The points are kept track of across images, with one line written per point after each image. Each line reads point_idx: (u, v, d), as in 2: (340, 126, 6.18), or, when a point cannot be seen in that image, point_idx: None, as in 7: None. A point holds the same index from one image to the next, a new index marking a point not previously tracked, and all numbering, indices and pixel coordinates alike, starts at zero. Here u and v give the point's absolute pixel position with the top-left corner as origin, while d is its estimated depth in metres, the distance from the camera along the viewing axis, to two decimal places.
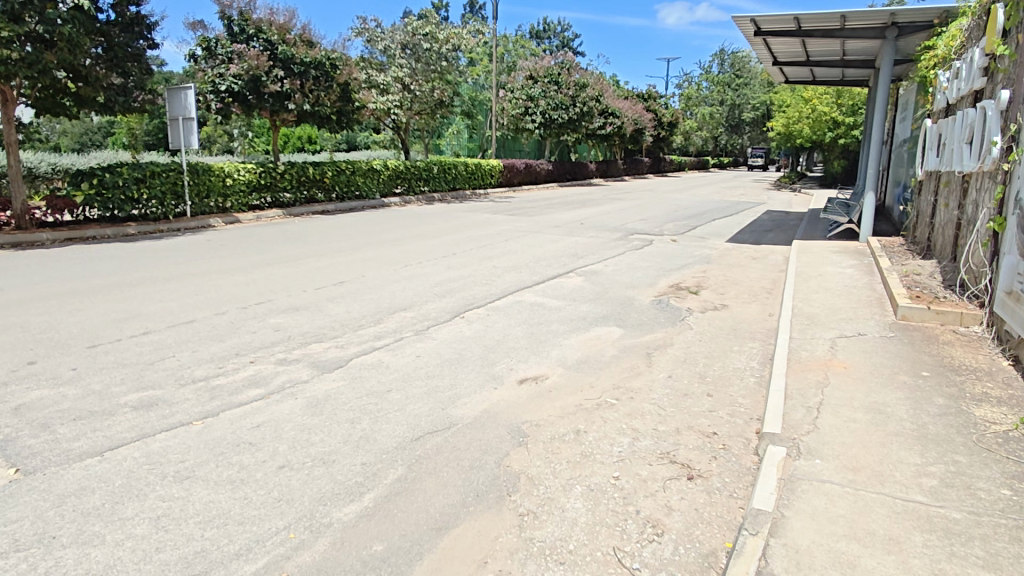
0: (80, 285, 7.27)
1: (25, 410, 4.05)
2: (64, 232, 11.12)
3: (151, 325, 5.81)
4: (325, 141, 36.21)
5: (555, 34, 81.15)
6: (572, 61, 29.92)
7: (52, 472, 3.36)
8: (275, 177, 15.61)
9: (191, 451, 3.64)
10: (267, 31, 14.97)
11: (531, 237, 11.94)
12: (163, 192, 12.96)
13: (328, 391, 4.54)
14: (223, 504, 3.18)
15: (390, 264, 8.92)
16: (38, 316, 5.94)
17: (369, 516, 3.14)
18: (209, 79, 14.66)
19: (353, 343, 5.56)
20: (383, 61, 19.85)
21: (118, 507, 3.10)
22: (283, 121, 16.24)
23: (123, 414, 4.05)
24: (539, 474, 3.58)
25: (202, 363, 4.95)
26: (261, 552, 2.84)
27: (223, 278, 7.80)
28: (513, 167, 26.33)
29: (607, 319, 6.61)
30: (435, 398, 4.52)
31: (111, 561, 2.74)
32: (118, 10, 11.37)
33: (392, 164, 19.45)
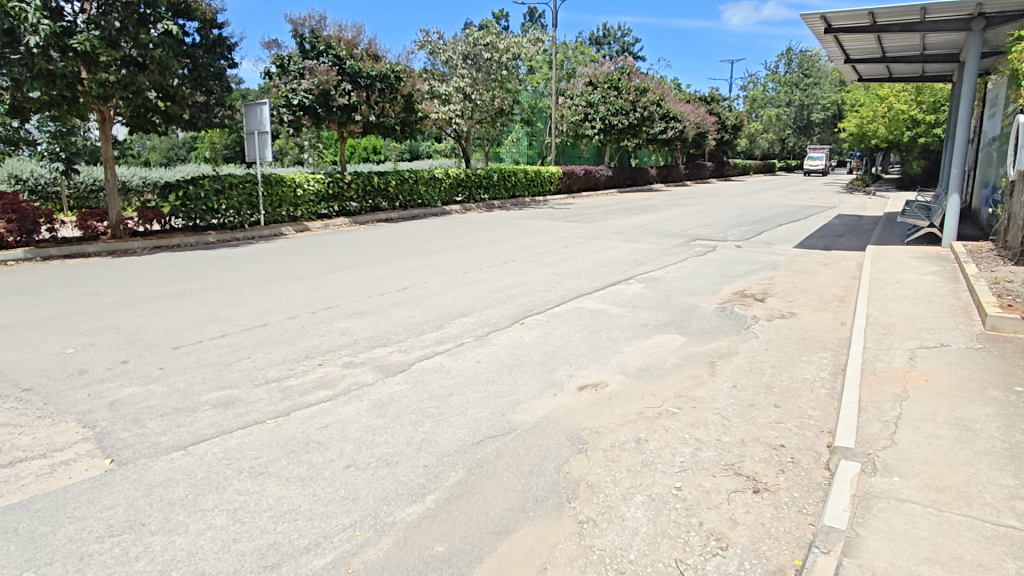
0: (166, 290, 7.77)
1: (119, 405, 4.36)
2: (153, 240, 11.90)
3: (229, 328, 6.15)
4: (389, 151, 37.32)
5: (615, 39, 80.61)
6: (633, 66, 29.60)
7: (142, 464, 3.62)
8: (342, 186, 16.22)
9: (265, 448, 3.83)
10: (336, 46, 15.58)
11: (591, 243, 11.89)
12: (240, 202, 13.72)
13: (392, 394, 4.67)
14: (294, 500, 3.32)
15: (451, 270, 9.10)
16: (130, 319, 6.40)
17: (431, 517, 3.21)
18: (282, 94, 15.27)
19: (416, 347, 5.69)
20: (445, 72, 20.25)
21: (199, 499, 3.30)
22: (350, 132, 16.86)
23: (204, 411, 4.30)
24: (599, 482, 3.56)
25: (275, 364, 5.20)
26: (329, 548, 2.96)
27: (294, 284, 8.15)
28: (572, 173, 26.28)
29: (669, 327, 6.50)
30: (494, 403, 4.58)
31: (194, 549, 2.91)
32: (202, 33, 12.13)
33: (453, 172, 19.85)
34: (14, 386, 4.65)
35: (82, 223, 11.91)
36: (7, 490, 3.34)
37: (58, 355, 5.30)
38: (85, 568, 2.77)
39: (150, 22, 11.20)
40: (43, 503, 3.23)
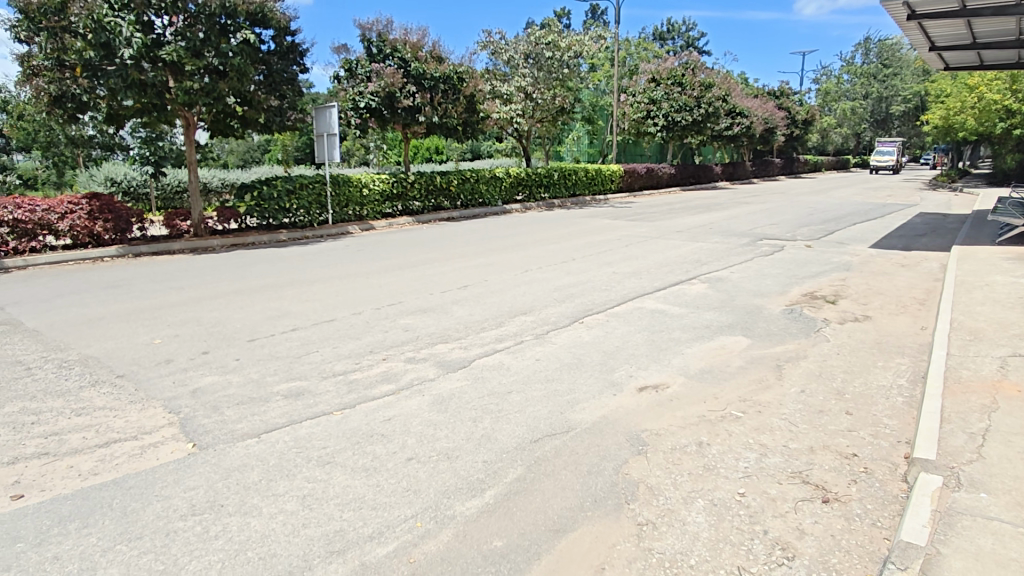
0: (240, 285, 8.19)
1: (200, 393, 4.64)
2: (230, 239, 12.56)
3: (299, 322, 6.42)
4: (451, 151, 37.82)
5: (680, 34, 78.71)
6: (698, 61, 28.83)
7: (220, 448, 3.84)
8: (406, 186, 16.61)
9: (332, 439, 3.99)
10: (401, 50, 15.93)
11: (653, 242, 11.70)
12: (309, 202, 14.30)
13: (452, 390, 4.76)
14: (359, 490, 3.45)
15: (511, 269, 9.16)
16: (210, 312, 6.79)
17: (490, 512, 3.26)
18: (350, 98, 15.78)
19: (476, 344, 5.78)
20: (507, 72, 20.37)
21: (271, 484, 3.47)
22: (413, 133, 17.23)
23: (276, 401, 4.52)
24: (659, 484, 3.51)
25: (341, 358, 5.39)
26: (392, 537, 3.05)
27: (360, 281, 8.41)
28: (634, 171, 25.91)
29: (733, 328, 6.32)
30: (554, 401, 4.59)
31: (266, 531, 3.07)
32: (277, 41, 12.68)
33: (514, 171, 19.96)
34: (109, 372, 5.03)
35: (168, 222, 12.67)
36: (105, 467, 3.62)
37: (147, 345, 5.69)
38: (170, 544, 2.97)
39: (230, 32, 11.79)
40: (134, 481, 3.49)
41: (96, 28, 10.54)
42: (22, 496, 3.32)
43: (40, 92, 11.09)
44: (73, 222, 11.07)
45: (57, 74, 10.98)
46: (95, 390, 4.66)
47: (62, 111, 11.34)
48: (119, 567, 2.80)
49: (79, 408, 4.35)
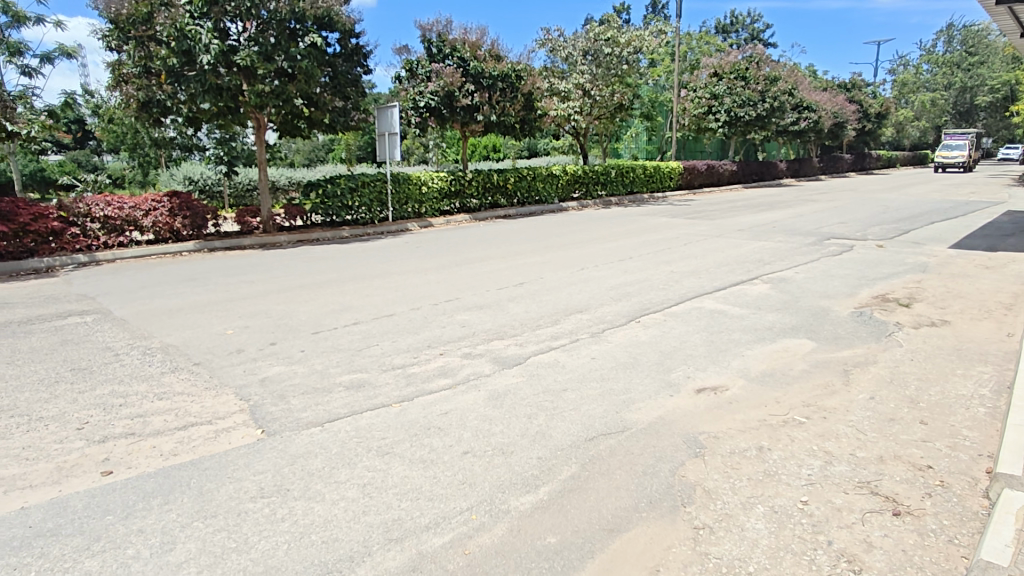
0: (305, 280, 8.51)
1: (269, 382, 4.87)
2: (297, 235, 13.06)
3: (361, 316, 6.62)
4: (508, 148, 37.97)
5: (744, 26, 76.25)
6: (763, 54, 27.82)
7: (287, 435, 4.02)
8: (464, 184, 16.82)
9: (391, 430, 4.10)
10: (461, 49, 16.12)
11: (713, 241, 11.42)
12: (371, 200, 14.71)
13: (508, 386, 4.80)
14: (416, 480, 3.54)
15: (567, 267, 9.14)
16: (278, 305, 7.09)
17: (544, 509, 3.28)
18: (410, 97, 16.10)
19: (531, 341, 5.80)
20: (565, 69, 20.29)
21: (333, 472, 3.61)
22: (471, 132, 17.44)
23: (338, 392, 4.69)
24: (717, 488, 3.44)
25: (401, 352, 5.53)
26: (447, 528, 3.12)
27: (419, 277, 8.59)
28: (694, 168, 25.39)
29: (797, 331, 6.10)
30: (609, 400, 4.56)
31: (329, 516, 3.20)
32: (342, 43, 13.07)
33: (570, 169, 19.90)
34: (187, 360, 5.35)
35: (239, 219, 13.16)
36: (184, 449, 3.85)
37: (220, 335, 6.00)
38: (241, 523, 3.14)
39: (298, 36, 12.25)
40: (209, 462, 3.70)
41: (178, 36, 11.14)
42: (112, 472, 3.58)
43: (129, 97, 11.88)
44: (156, 218, 11.78)
45: (144, 81, 11.73)
46: (175, 376, 4.97)
47: (148, 116, 12.11)
48: (196, 542, 2.99)
49: (161, 393, 4.65)
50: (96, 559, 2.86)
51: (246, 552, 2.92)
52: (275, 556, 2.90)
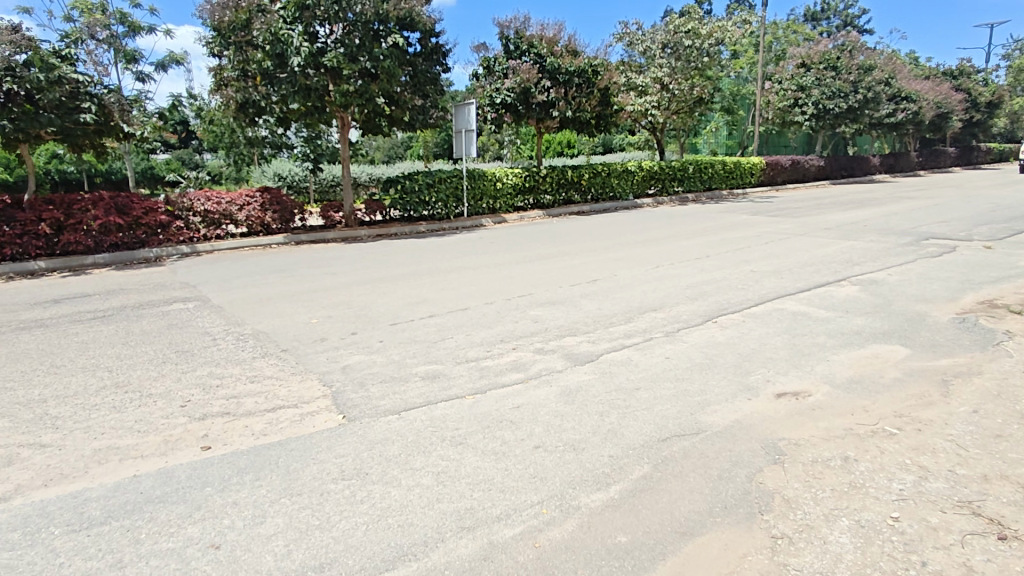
0: (384, 273, 8.81)
1: (350, 370, 5.10)
2: (377, 230, 13.55)
3: (436, 309, 6.79)
4: (583, 145, 37.67)
5: (836, 13, 72.06)
6: (857, 41, 26.18)
7: (366, 422, 4.20)
8: (538, 180, 16.85)
9: (464, 421, 4.19)
10: (538, 45, 16.15)
11: (798, 240, 10.89)
12: (447, 195, 15.01)
13: (580, 382, 4.80)
14: (488, 472, 3.60)
15: (642, 264, 8.99)
16: (359, 296, 7.40)
17: (614, 507, 3.27)
18: (487, 95, 16.27)
19: (604, 339, 5.76)
20: (643, 63, 19.94)
21: (409, 459, 3.74)
22: (546, 128, 17.43)
23: (414, 382, 4.84)
24: (798, 497, 3.30)
25: (474, 346, 5.63)
26: (519, 520, 3.16)
27: (492, 272, 8.69)
28: (777, 163, 24.32)
29: (889, 336, 5.73)
30: (684, 401, 4.47)
31: (405, 501, 3.32)
32: (422, 42, 13.40)
33: (646, 165, 19.54)
34: (276, 346, 5.68)
35: (324, 213, 13.84)
36: (272, 429, 4.10)
37: (306, 324, 6.33)
38: (324, 502, 3.31)
39: (381, 37, 12.69)
40: (296, 444, 3.92)
41: (272, 41, 11.81)
42: (210, 448, 3.86)
43: (229, 99, 12.67)
44: (249, 213, 12.54)
45: (242, 83, 12.49)
46: (265, 361, 5.29)
47: (244, 116, 12.89)
48: (284, 518, 3.18)
49: (252, 376, 4.97)
50: (197, 526, 3.11)
51: (328, 530, 3.08)
52: (354, 536, 3.04)
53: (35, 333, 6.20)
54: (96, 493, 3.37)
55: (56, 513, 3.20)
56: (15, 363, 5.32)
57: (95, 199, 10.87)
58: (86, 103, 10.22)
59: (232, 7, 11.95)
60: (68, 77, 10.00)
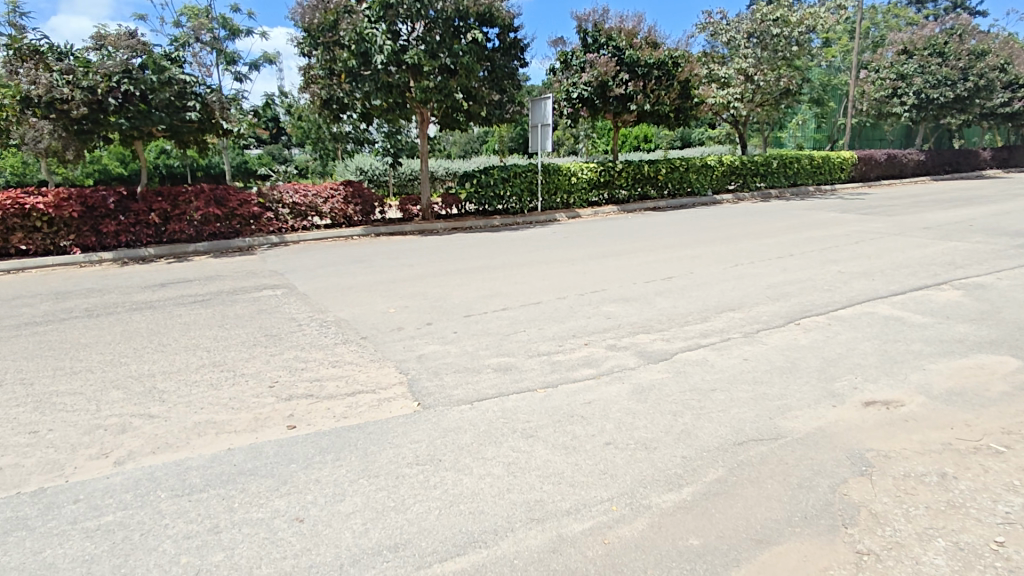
0: (459, 265, 8.98)
1: (425, 359, 5.24)
2: (452, 223, 13.80)
3: (509, 303, 6.86)
4: (660, 139, 36.76)
5: None
6: (969, 24, 24.06)
7: (439, 410, 4.31)
8: (613, 175, 16.64)
9: (535, 414, 4.22)
10: (616, 38, 15.90)
11: (894, 240, 10.19)
12: (522, 190, 15.09)
13: (653, 380, 4.73)
14: (558, 465, 3.62)
15: (720, 262, 8.72)
16: (435, 288, 7.59)
17: (687, 509, 3.20)
18: (564, 89, 16.30)
19: (679, 337, 5.64)
20: (726, 54, 19.28)
21: (481, 448, 3.81)
22: (623, 121, 17.19)
23: (487, 373, 4.93)
24: (887, 513, 3.12)
25: (546, 340, 5.65)
26: (588, 515, 3.16)
27: (566, 267, 8.68)
28: (871, 158, 22.87)
29: (996, 346, 5.28)
30: (762, 405, 4.30)
31: (476, 489, 3.39)
32: (501, 38, 13.52)
33: (727, 159, 18.88)
34: (356, 333, 5.92)
35: (403, 207, 14.25)
36: (352, 413, 4.29)
37: (384, 313, 6.56)
38: (399, 485, 3.44)
39: (461, 33, 12.95)
40: (373, 427, 4.09)
41: (357, 40, 12.19)
42: (295, 427, 4.08)
43: (315, 96, 13.32)
44: (333, 205, 13.11)
45: (328, 81, 13.04)
46: (346, 347, 5.54)
47: (329, 113, 13.50)
48: (361, 497, 3.32)
49: (334, 361, 5.21)
50: (283, 499, 3.30)
51: (403, 512, 3.19)
52: (427, 519, 3.14)
53: (145, 313, 6.76)
54: (196, 463, 3.65)
55: (163, 478, 3.49)
56: (127, 340, 5.82)
57: (197, 191, 11.68)
58: (191, 102, 11.00)
59: (322, 8, 12.48)
60: (177, 79, 10.80)
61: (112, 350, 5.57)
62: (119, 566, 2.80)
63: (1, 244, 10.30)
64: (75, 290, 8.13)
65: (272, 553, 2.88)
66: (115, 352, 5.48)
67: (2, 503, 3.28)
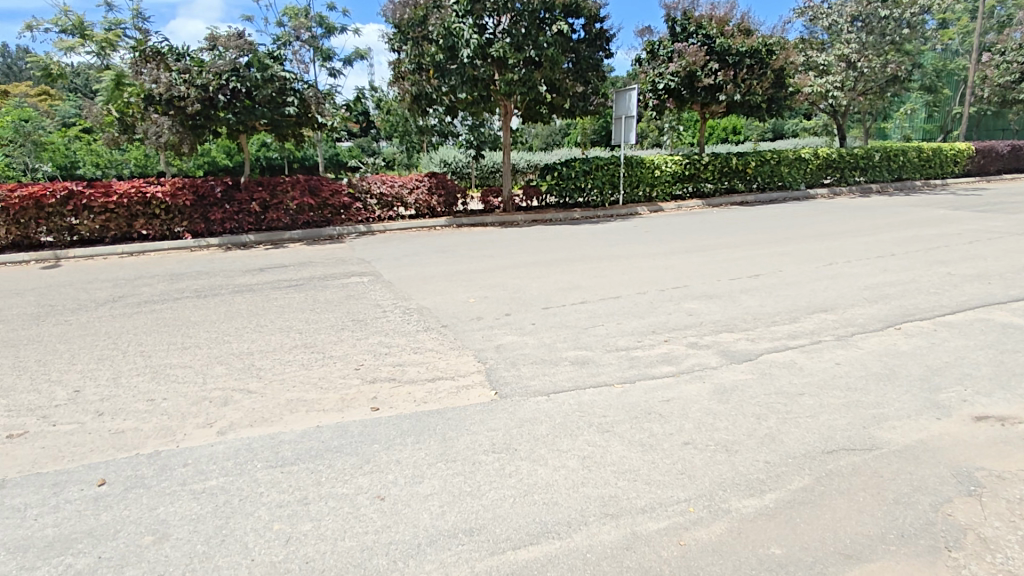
0: (539, 258, 9.01)
1: (503, 349, 5.32)
2: (533, 215, 13.85)
3: (588, 296, 6.81)
4: (751, 131, 35.15)
5: None
6: None
7: (516, 400, 4.36)
8: (699, 168, 16.12)
9: (612, 409, 4.19)
10: (707, 26, 15.37)
11: (1016, 240, 9.25)
12: (603, 182, 14.90)
13: (736, 381, 4.56)
14: (634, 462, 3.58)
15: (814, 260, 8.25)
16: (513, 279, 7.66)
17: (770, 517, 3.08)
18: (650, 80, 15.89)
19: (765, 338, 5.41)
20: (825, 40, 18.20)
21: (557, 440, 3.83)
22: (711, 113, 16.58)
23: (564, 365, 4.93)
24: (998, 539, 2.86)
25: (625, 335, 5.58)
26: (663, 514, 3.11)
27: (647, 262, 8.51)
28: (990, 151, 20.86)
29: None
30: (855, 413, 4.06)
31: (550, 480, 3.42)
32: (587, 29, 13.37)
33: (823, 152, 17.82)
34: (437, 321, 6.09)
35: (484, 198, 14.45)
36: (432, 398, 4.43)
37: (464, 303, 6.69)
38: (475, 471, 3.52)
39: (547, 25, 12.91)
40: (451, 414, 4.19)
41: (445, 34, 12.41)
42: (378, 409, 4.26)
43: (405, 92, 13.71)
44: (417, 196, 13.48)
45: (417, 76, 13.37)
46: (427, 334, 5.71)
47: (417, 107, 13.83)
48: (439, 480, 3.43)
49: (416, 347, 5.39)
50: (367, 477, 3.46)
51: (479, 498, 3.27)
52: (502, 507, 3.20)
53: (246, 296, 7.25)
54: (289, 437, 3.90)
55: (259, 449, 3.75)
56: (231, 320, 6.28)
57: (293, 181, 12.37)
58: (290, 98, 11.66)
59: (412, 4, 12.82)
60: (277, 75, 11.47)
61: (217, 328, 6.03)
62: (221, 526, 3.04)
63: (125, 230, 11.30)
64: (187, 272, 8.85)
65: (355, 528, 3.03)
66: (220, 331, 5.92)
67: (125, 462, 3.64)
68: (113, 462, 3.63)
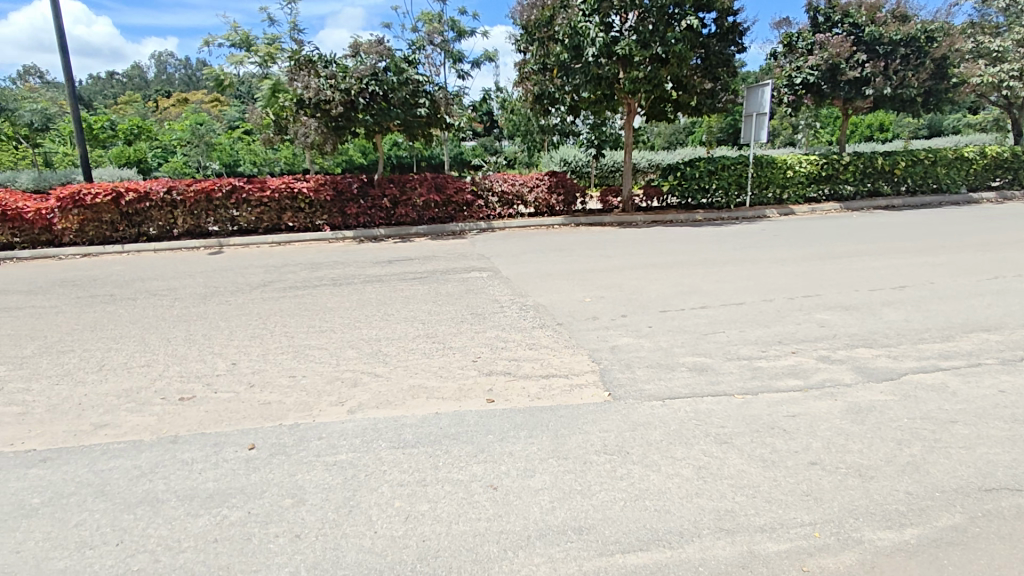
0: (657, 259, 8.80)
1: (618, 350, 5.26)
2: (652, 216, 13.52)
3: (708, 301, 6.55)
4: (902, 127, 31.83)
5: None
6: None
7: (629, 403, 4.31)
8: (838, 168, 14.89)
9: (731, 420, 4.01)
10: (855, 14, 14.09)
11: None
12: (729, 183, 14.20)
13: (874, 402, 4.18)
14: (754, 478, 3.40)
15: (975, 273, 7.34)
16: (631, 280, 7.56)
17: (910, 553, 2.80)
18: (786, 74, 14.89)
19: (911, 356, 4.91)
20: (1001, 23, 16.11)
21: (671, 447, 3.73)
22: (856, 108, 15.25)
23: (681, 371, 4.79)
24: None
25: (749, 343, 5.31)
26: (785, 537, 2.93)
27: (775, 267, 8.02)
28: None
29: None
30: (1022, 449, 3.57)
31: (663, 487, 3.35)
32: (718, 23, 12.80)
33: (991, 150, 15.76)
34: (552, 319, 6.15)
35: (603, 198, 14.34)
36: (545, 395, 4.48)
37: (579, 302, 6.70)
38: (586, 470, 3.53)
39: (676, 20, 12.50)
40: (564, 411, 4.23)
41: (571, 33, 12.47)
42: (494, 401, 4.40)
43: (528, 92, 13.92)
44: (537, 195, 13.66)
45: (540, 76, 13.56)
46: (542, 331, 5.79)
47: (539, 106, 14.00)
48: (550, 476, 3.48)
49: (531, 343, 5.48)
50: (481, 466, 3.59)
51: (588, 497, 3.28)
52: (612, 509, 3.18)
53: (376, 286, 7.75)
54: (411, 421, 4.13)
55: (384, 430, 4.02)
56: (362, 308, 6.75)
57: (421, 179, 13.02)
58: (422, 100, 12.37)
59: (539, 5, 13.01)
60: (411, 79, 12.25)
61: (350, 314, 6.51)
62: (349, 497, 3.30)
63: (275, 221, 12.48)
64: (325, 262, 9.62)
65: (469, 513, 3.16)
66: (352, 317, 6.39)
67: (271, 430, 4.05)
68: (261, 429, 4.05)
